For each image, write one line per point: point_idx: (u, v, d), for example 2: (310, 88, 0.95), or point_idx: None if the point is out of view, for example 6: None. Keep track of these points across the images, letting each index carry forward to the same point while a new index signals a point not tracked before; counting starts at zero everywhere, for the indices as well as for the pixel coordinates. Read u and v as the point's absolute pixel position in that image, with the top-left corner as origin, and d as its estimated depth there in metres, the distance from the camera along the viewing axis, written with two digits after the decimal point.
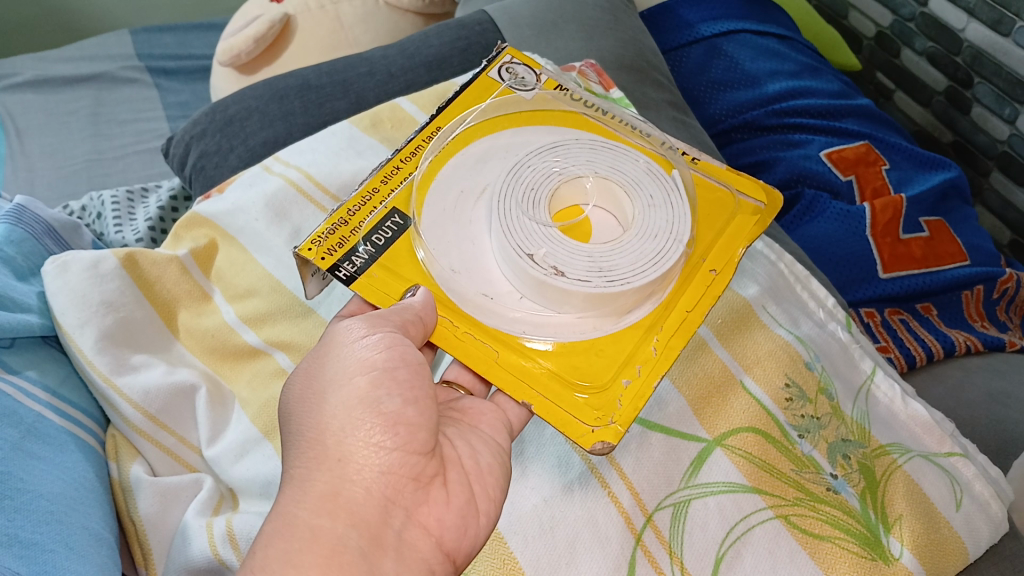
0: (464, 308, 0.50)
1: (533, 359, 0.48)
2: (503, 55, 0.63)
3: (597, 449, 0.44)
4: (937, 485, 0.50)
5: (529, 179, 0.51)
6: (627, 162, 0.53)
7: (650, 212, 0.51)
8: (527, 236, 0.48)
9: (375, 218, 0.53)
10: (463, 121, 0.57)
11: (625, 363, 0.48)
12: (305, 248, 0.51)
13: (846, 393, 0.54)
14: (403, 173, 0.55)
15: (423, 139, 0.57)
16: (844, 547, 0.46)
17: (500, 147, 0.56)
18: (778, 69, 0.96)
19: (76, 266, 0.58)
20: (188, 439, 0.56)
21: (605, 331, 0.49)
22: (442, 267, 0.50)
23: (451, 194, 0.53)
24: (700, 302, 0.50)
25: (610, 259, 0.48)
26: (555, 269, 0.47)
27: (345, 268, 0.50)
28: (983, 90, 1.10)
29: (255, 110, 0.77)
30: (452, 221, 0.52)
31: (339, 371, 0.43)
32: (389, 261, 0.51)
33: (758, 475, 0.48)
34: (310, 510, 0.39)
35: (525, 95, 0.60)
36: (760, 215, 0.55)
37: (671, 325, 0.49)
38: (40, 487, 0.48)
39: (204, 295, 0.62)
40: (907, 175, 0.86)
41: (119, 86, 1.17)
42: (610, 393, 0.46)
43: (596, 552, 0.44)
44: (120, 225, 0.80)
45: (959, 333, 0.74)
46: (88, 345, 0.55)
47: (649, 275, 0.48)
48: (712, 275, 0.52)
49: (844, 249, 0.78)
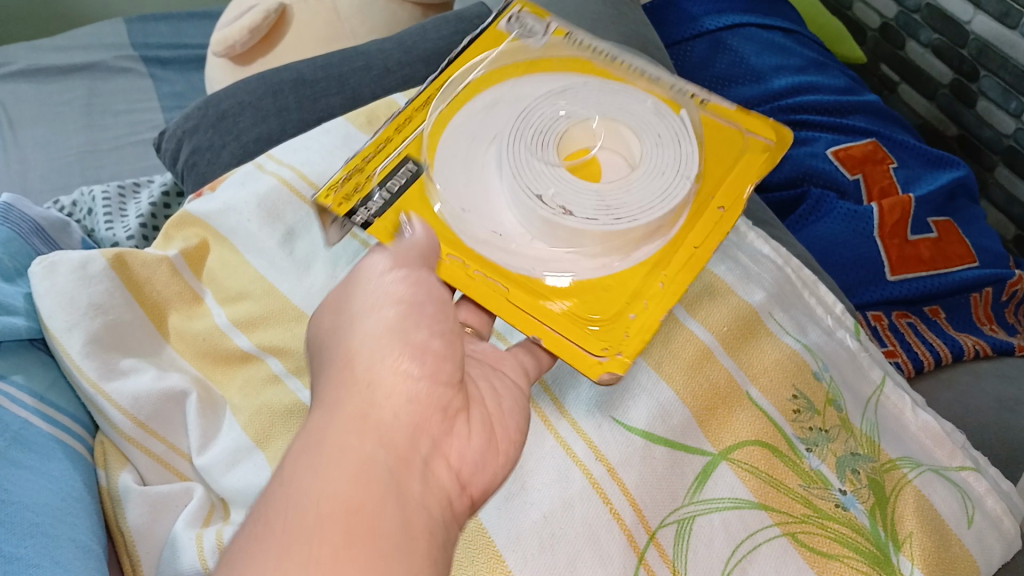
0: (476, 247, 0.48)
1: (548, 298, 0.46)
2: (512, 8, 0.60)
3: (604, 378, 0.43)
4: (948, 500, 0.49)
5: (531, 120, 0.50)
6: (632, 100, 0.52)
7: (658, 149, 0.50)
8: (536, 176, 0.47)
9: (390, 163, 0.52)
10: (473, 70, 0.56)
11: (633, 295, 0.46)
12: (326, 194, 0.51)
13: (854, 405, 0.52)
14: (415, 124, 0.53)
15: (433, 91, 0.55)
16: (852, 566, 0.45)
17: (510, 94, 0.54)
18: (782, 65, 0.94)
19: (64, 267, 0.56)
20: (178, 445, 0.54)
21: (614, 264, 0.47)
22: (454, 208, 0.48)
23: (462, 141, 0.51)
24: (710, 240, 0.49)
25: (618, 197, 0.47)
26: (563, 208, 0.46)
27: (361, 213, 0.50)
28: (989, 83, 1.08)
29: (247, 105, 0.75)
30: (463, 163, 0.50)
31: (368, 301, 0.42)
32: (402, 206, 0.50)
33: (765, 490, 0.47)
34: (341, 427, 0.36)
35: (534, 42, 0.58)
36: (768, 152, 0.53)
37: (678, 262, 0.48)
38: (24, 498, 0.47)
39: (194, 297, 0.60)
40: (914, 173, 0.84)
41: (113, 77, 1.15)
42: (618, 326, 0.45)
43: (597, 570, 0.43)
44: (111, 222, 0.78)
45: (967, 337, 0.73)
46: (76, 348, 0.53)
47: (657, 216, 0.47)
48: (721, 212, 0.50)
49: (852, 251, 0.76)
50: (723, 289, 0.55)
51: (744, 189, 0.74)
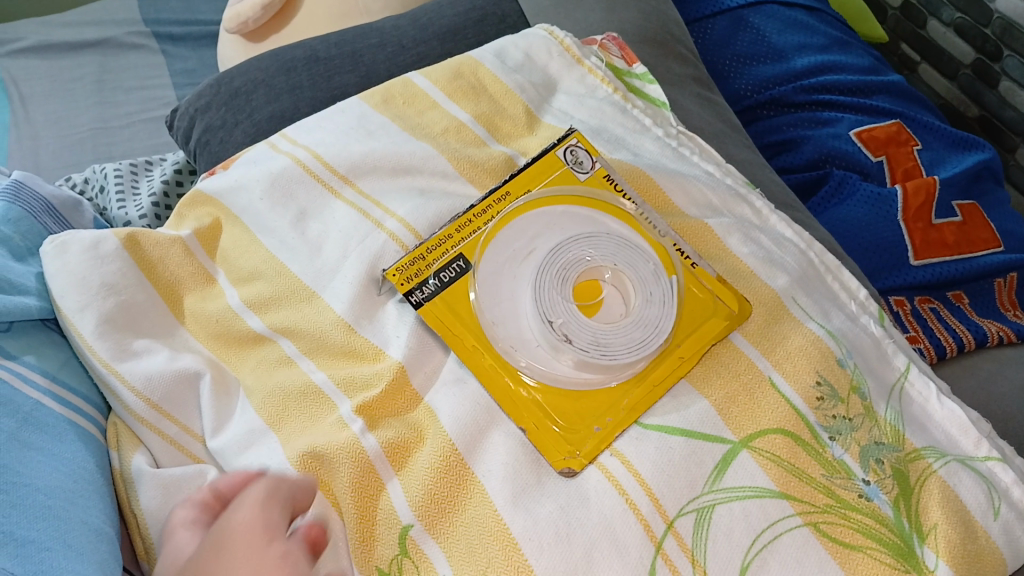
0: (495, 346, 0.51)
1: (529, 391, 0.50)
2: (570, 135, 0.59)
3: (562, 473, 0.46)
4: (974, 492, 0.48)
5: (556, 261, 0.51)
6: (639, 254, 0.52)
7: (648, 310, 0.51)
8: (546, 301, 0.50)
9: (444, 260, 0.54)
10: (525, 195, 0.56)
11: (605, 408, 0.49)
12: (391, 271, 0.54)
13: (879, 392, 0.51)
14: (474, 227, 0.56)
15: (491, 201, 0.57)
16: (875, 557, 0.45)
17: (543, 215, 0.54)
18: (805, 43, 0.93)
19: (76, 247, 0.56)
20: (191, 428, 0.52)
21: (607, 385, 0.50)
22: (484, 319, 0.52)
23: (502, 256, 0.53)
24: (696, 347, 0.51)
25: (611, 338, 0.49)
26: (564, 338, 0.49)
27: (418, 294, 0.53)
28: (1012, 63, 1.05)
29: (261, 82, 0.74)
30: (500, 278, 0.52)
31: (244, 541, 0.39)
32: (451, 298, 0.53)
33: (786, 480, 0.46)
34: None
35: (580, 176, 0.58)
36: (767, 306, 0.53)
37: (661, 373, 0.50)
38: (37, 480, 0.46)
39: (208, 278, 0.59)
40: (939, 155, 0.82)
41: (126, 53, 1.13)
42: (583, 430, 0.48)
43: (613, 559, 0.43)
44: (123, 201, 0.78)
45: (991, 323, 0.71)
46: (89, 329, 0.53)
47: (633, 361, 0.49)
48: (726, 319, 0.52)
49: (875, 234, 0.75)
50: (745, 274, 0.55)
51: (764, 171, 0.73)
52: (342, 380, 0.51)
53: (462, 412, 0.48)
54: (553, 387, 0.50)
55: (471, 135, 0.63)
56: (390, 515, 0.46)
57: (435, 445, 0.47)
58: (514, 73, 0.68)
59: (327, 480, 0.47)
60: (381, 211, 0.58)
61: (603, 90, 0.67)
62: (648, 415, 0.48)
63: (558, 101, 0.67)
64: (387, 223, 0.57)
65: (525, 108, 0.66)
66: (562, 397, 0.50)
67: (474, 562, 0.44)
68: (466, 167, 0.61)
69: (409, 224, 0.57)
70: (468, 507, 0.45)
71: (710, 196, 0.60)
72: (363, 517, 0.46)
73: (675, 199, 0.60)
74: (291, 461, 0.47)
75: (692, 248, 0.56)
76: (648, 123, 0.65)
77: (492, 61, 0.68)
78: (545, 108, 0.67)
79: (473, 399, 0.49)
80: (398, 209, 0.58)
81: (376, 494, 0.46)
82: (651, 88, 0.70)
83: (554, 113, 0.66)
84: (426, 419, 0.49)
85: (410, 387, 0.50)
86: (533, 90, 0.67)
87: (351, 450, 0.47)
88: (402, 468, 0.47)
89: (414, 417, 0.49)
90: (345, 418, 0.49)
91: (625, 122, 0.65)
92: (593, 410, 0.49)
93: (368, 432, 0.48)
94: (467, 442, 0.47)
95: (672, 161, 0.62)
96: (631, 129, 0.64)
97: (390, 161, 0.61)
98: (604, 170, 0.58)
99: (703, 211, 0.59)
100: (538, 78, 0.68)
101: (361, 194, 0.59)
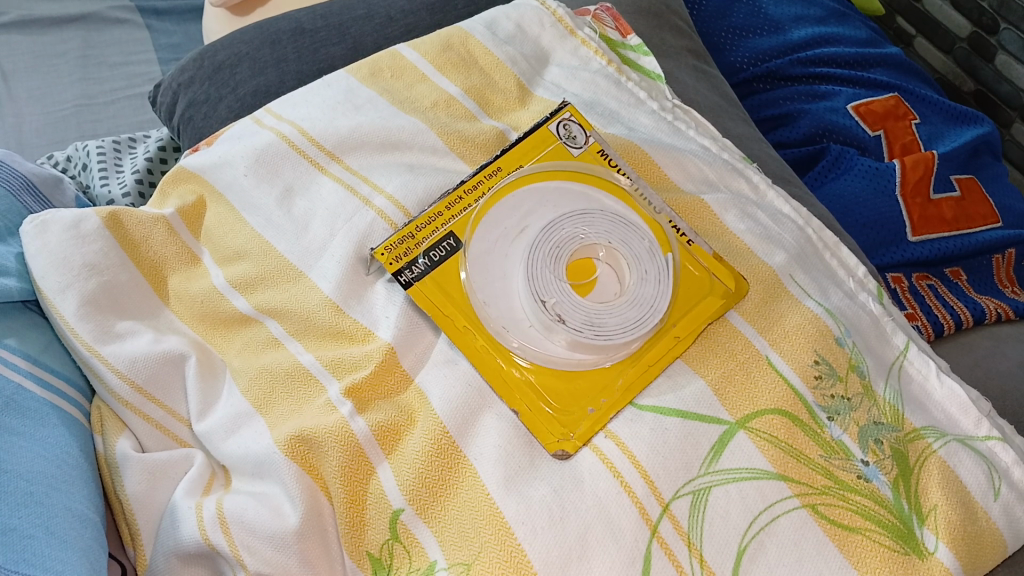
0: (487, 325, 0.50)
1: (520, 370, 0.49)
2: (563, 109, 0.58)
3: (556, 455, 0.45)
4: (973, 471, 0.47)
5: (550, 238, 0.50)
6: (634, 231, 0.51)
7: (643, 290, 0.50)
8: (539, 281, 0.49)
9: (434, 237, 0.53)
10: (518, 169, 0.55)
11: (597, 390, 0.48)
12: (380, 250, 0.52)
13: (878, 370, 0.50)
14: (466, 202, 0.54)
15: (484, 176, 0.55)
16: (874, 539, 0.44)
17: (536, 192, 0.53)
18: (803, 15, 0.91)
19: (56, 226, 0.54)
20: (177, 411, 0.51)
21: (600, 365, 0.49)
22: (476, 299, 0.50)
23: (495, 234, 0.52)
24: (691, 326, 0.50)
25: (606, 318, 0.48)
26: (557, 317, 0.48)
27: (407, 274, 0.52)
28: (1009, 37, 1.04)
29: (245, 56, 0.73)
30: (493, 256, 0.51)
31: None
32: (441, 277, 0.52)
33: (784, 461, 0.45)
34: None
35: (574, 152, 0.57)
36: (763, 284, 0.52)
37: (655, 355, 0.49)
38: (19, 467, 0.45)
39: (193, 258, 0.57)
40: (937, 129, 0.81)
41: (109, 27, 1.09)
42: (575, 413, 0.47)
43: (609, 546, 0.42)
44: (106, 178, 0.77)
45: (988, 299, 0.70)
46: (71, 311, 0.51)
47: (628, 341, 0.48)
48: (721, 300, 0.51)
49: (873, 210, 0.73)
50: (742, 251, 0.54)
51: (761, 146, 0.71)
52: (330, 361, 0.50)
53: (453, 394, 0.47)
54: (546, 367, 0.49)
55: (461, 109, 0.62)
56: (381, 499, 0.45)
57: (427, 428, 0.46)
58: (505, 45, 0.66)
59: (316, 464, 0.46)
60: (369, 187, 0.56)
61: (596, 62, 0.66)
62: (644, 396, 0.47)
63: (550, 74, 0.66)
64: (376, 200, 0.55)
65: (516, 81, 0.64)
66: (555, 378, 0.49)
67: (466, 547, 0.43)
68: (456, 142, 0.59)
69: (398, 201, 0.55)
70: (459, 491, 0.44)
71: (706, 171, 0.59)
72: (353, 500, 0.45)
73: (671, 174, 0.58)
74: (280, 445, 0.46)
75: (689, 225, 0.55)
76: (643, 96, 0.64)
77: (483, 32, 0.66)
78: (537, 81, 0.65)
79: (465, 380, 0.48)
80: (386, 185, 0.56)
81: (366, 477, 0.46)
82: (646, 61, 0.68)
83: (546, 86, 0.65)
84: (417, 401, 0.48)
85: (400, 369, 0.49)
86: (525, 62, 0.66)
87: (341, 434, 0.46)
88: (393, 451, 0.46)
89: (405, 398, 0.48)
90: (333, 400, 0.47)
91: (620, 96, 0.63)
92: (587, 392, 0.48)
93: (357, 415, 0.47)
94: (458, 425, 0.46)
95: (663, 137, 0.61)
96: (626, 103, 0.63)
97: (378, 136, 0.59)
98: (599, 145, 0.57)
99: (699, 186, 0.58)
100: (529, 50, 0.67)
101: (349, 170, 0.58)
